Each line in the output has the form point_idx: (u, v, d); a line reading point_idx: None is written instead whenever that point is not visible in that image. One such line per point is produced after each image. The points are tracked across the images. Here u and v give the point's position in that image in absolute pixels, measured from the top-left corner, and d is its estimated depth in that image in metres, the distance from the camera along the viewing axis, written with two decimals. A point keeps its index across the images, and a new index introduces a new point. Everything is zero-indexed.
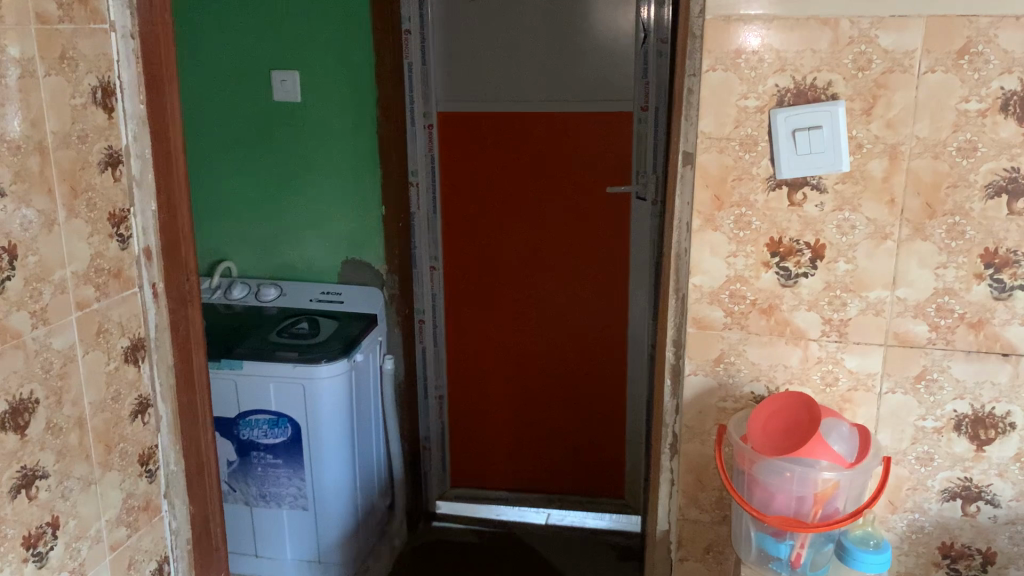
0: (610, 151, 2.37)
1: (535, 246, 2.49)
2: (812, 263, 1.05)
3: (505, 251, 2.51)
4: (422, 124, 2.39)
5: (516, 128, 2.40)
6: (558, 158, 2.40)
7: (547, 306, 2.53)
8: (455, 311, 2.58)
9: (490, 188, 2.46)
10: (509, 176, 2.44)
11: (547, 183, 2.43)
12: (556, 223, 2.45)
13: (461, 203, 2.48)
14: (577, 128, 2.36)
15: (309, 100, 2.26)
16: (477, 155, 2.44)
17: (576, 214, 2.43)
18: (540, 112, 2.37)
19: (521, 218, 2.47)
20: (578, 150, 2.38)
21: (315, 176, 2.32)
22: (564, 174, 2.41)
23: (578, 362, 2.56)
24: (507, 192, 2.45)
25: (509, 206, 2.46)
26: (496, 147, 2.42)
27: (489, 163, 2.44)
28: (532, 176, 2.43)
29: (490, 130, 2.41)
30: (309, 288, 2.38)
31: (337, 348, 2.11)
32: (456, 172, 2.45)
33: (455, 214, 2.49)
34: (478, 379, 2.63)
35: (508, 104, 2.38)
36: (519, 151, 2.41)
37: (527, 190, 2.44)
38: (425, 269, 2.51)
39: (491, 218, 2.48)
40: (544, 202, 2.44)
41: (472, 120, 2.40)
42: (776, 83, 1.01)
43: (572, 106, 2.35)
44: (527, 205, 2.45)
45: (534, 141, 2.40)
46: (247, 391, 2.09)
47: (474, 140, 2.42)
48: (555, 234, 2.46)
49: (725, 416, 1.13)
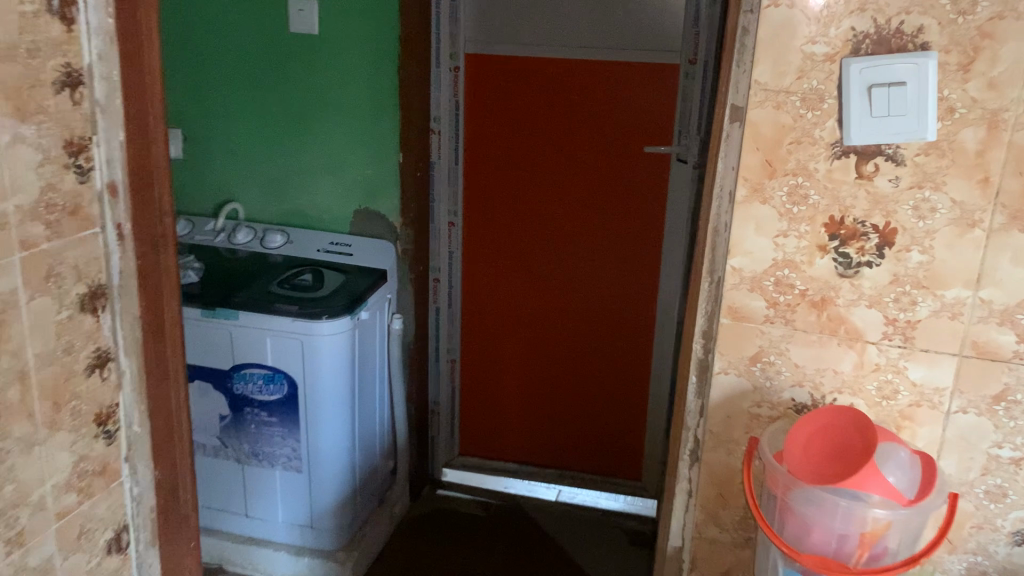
0: (651, 107, 2.17)
1: (563, 207, 2.30)
2: (879, 251, 0.87)
3: (530, 210, 2.33)
4: (448, 67, 2.21)
5: (549, 77, 2.20)
6: (593, 112, 2.21)
7: (571, 272, 2.35)
8: (474, 272, 2.41)
9: (516, 141, 2.28)
10: (539, 129, 2.25)
11: (580, 139, 2.23)
12: (588, 183, 2.27)
13: (486, 156, 2.30)
14: (615, 81, 2.17)
15: (326, 33, 2.09)
16: (506, 105, 2.25)
17: (610, 174, 2.24)
18: (576, 62, 2.17)
19: (549, 175, 2.28)
20: (616, 105, 2.19)
21: (329, 117, 2.16)
22: (599, 130, 2.22)
23: (600, 334, 2.40)
24: (536, 147, 2.27)
25: (538, 160, 2.28)
26: (526, 97, 2.23)
27: (518, 113, 2.25)
28: (563, 130, 2.24)
29: (522, 78, 2.22)
30: (318, 237, 2.23)
31: (342, 303, 1.96)
32: (482, 123, 2.28)
33: (479, 168, 2.32)
34: (494, 345, 2.47)
35: (541, 49, 2.18)
36: (551, 102, 2.22)
37: (557, 146, 2.26)
38: (443, 225, 2.36)
39: (517, 173, 2.30)
40: (576, 159, 2.25)
41: (504, 66, 2.22)
42: (852, 26, 0.82)
43: (611, 56, 2.15)
44: (558, 161, 2.27)
45: (568, 92, 2.20)
46: (243, 342, 1.95)
47: (504, 88, 2.24)
48: (586, 194, 2.28)
49: (756, 425, 0.95)
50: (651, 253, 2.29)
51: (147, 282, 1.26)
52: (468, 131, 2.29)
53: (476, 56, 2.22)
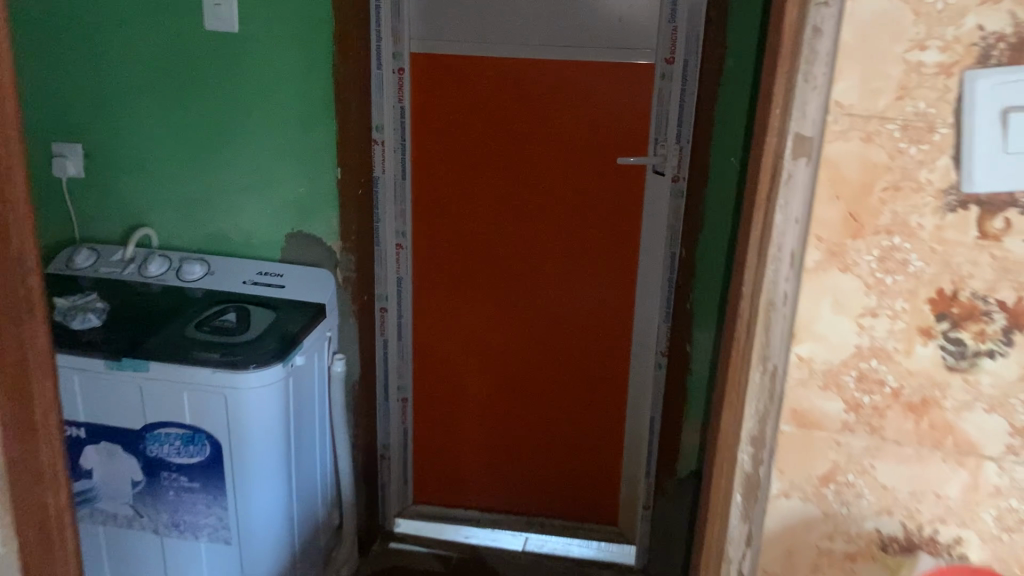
0: (623, 113, 1.92)
1: (528, 226, 2.04)
2: (1008, 336, 0.62)
3: (490, 230, 2.07)
4: (391, 68, 1.93)
5: (507, 80, 1.94)
6: (558, 120, 1.95)
7: (538, 297, 2.10)
8: (428, 299, 2.14)
9: (472, 152, 2.01)
10: (496, 139, 1.99)
11: (545, 150, 1.98)
12: (555, 199, 2.01)
13: (438, 169, 2.03)
14: (583, 85, 1.91)
15: (248, 30, 1.80)
16: (460, 113, 1.98)
17: (580, 188, 2.00)
18: (538, 62, 1.91)
19: (511, 191, 2.02)
20: (584, 111, 1.93)
21: (255, 127, 1.88)
22: (565, 139, 1.96)
23: (571, 365, 2.15)
24: (495, 159, 2.01)
25: (497, 174, 2.02)
26: (481, 103, 1.97)
27: (474, 121, 1.99)
28: (525, 140, 1.98)
29: (477, 82, 1.95)
30: (244, 266, 1.94)
31: (270, 348, 1.67)
32: (433, 133, 2.01)
33: (431, 183, 2.05)
34: (452, 380, 2.21)
35: (497, 48, 1.92)
36: (511, 109, 1.96)
37: (519, 158, 1.99)
38: (390, 248, 2.07)
39: (474, 189, 2.04)
40: (541, 172, 2.00)
41: (456, 67, 1.95)
42: (980, 24, 0.57)
43: (577, 55, 1.89)
44: (520, 175, 2.01)
45: (529, 98, 1.94)
46: (156, 397, 1.66)
47: (456, 92, 1.97)
48: (553, 211, 2.02)
49: (830, 565, 0.71)
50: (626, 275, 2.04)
51: (22, 431, 0.73)
52: (416, 142, 2.02)
53: (425, 56, 1.95)
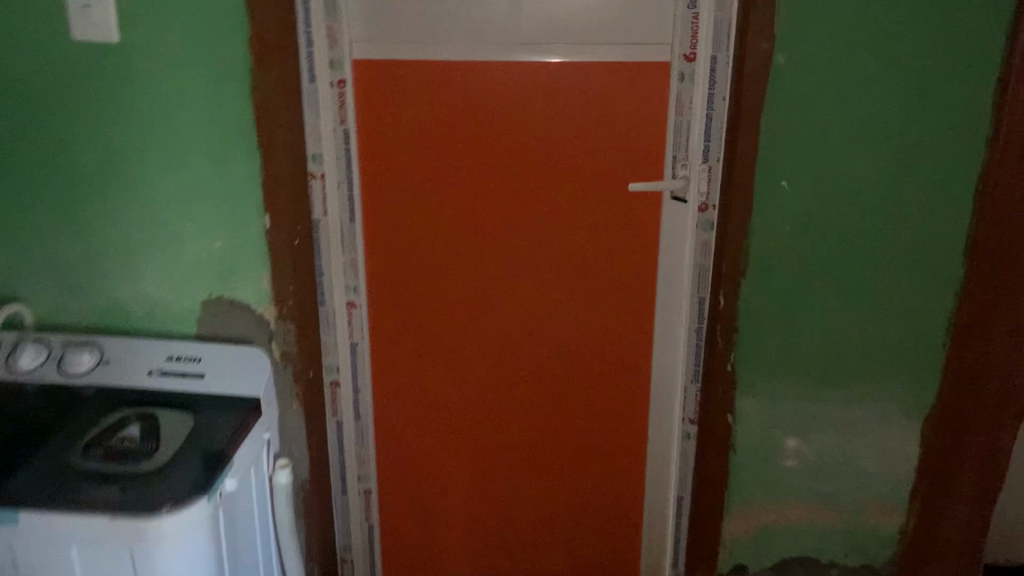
0: (629, 130, 1.50)
1: (520, 278, 1.62)
2: None
3: (471, 285, 1.64)
4: (327, 81, 1.50)
5: (483, 98, 1.50)
6: (550, 145, 1.53)
7: (537, 364, 1.68)
8: (397, 371, 1.71)
9: (443, 191, 1.58)
10: (473, 172, 1.56)
11: (536, 184, 1.55)
12: (552, 243, 1.59)
13: (403, 212, 1.60)
14: (577, 97, 1.49)
15: (133, 38, 1.34)
16: (425, 141, 1.55)
17: (583, 228, 1.58)
18: (522, 72, 1.48)
19: (497, 237, 1.60)
20: (582, 133, 1.51)
21: (151, 167, 1.42)
22: (560, 169, 1.54)
23: (580, 443, 1.74)
24: (473, 198, 1.58)
25: (478, 217, 1.59)
26: (451, 129, 1.53)
27: (443, 152, 1.55)
28: (510, 173, 1.55)
29: (444, 102, 1.51)
30: (149, 350, 1.47)
31: (191, 477, 1.21)
32: (391, 166, 1.57)
33: (394, 230, 1.61)
34: (434, 468, 1.78)
35: (469, 49, 1.48)
36: (490, 136, 1.53)
37: (505, 196, 1.57)
38: (339, 309, 1.64)
39: (450, 236, 1.61)
40: (534, 211, 1.57)
41: (415, 78, 1.51)
42: None
43: (568, 55, 1.47)
44: (507, 217, 1.58)
45: (514, 122, 1.52)
46: (35, 555, 1.18)
47: (417, 115, 1.53)
48: (550, 258, 1.60)
49: None
50: (641, 328, 1.64)
51: None
52: (368, 176, 1.58)
53: (374, 67, 1.51)
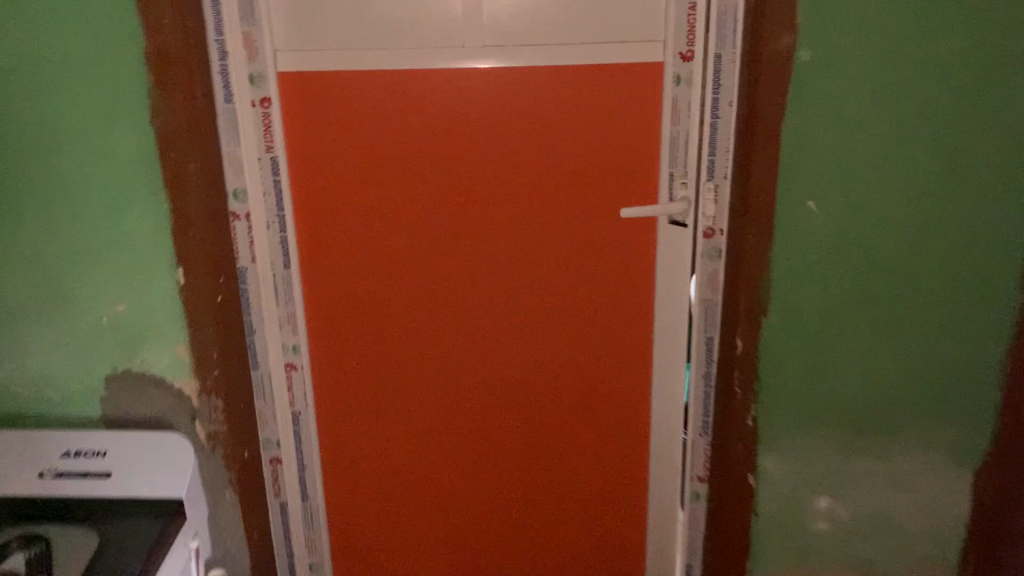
0: (616, 146, 1.26)
1: (494, 330, 1.36)
2: None
3: (437, 342, 1.37)
4: (247, 99, 1.22)
5: (441, 120, 1.24)
6: (524, 172, 1.27)
7: (518, 430, 1.42)
8: (352, 448, 1.43)
9: (397, 233, 1.31)
10: (433, 208, 1.30)
11: (509, 218, 1.30)
12: (530, 287, 1.34)
13: (350, 259, 1.33)
14: (554, 109, 1.24)
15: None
16: (372, 174, 1.28)
17: (566, 268, 1.33)
18: (486, 83, 1.23)
19: (464, 283, 1.34)
20: (561, 155, 1.27)
21: (30, 215, 1.14)
22: (537, 199, 1.29)
23: (571, 512, 1.48)
24: (434, 239, 1.31)
25: (440, 262, 1.33)
26: (403, 158, 1.27)
27: (395, 186, 1.28)
28: (478, 207, 1.29)
29: (394, 127, 1.25)
30: (39, 446, 1.16)
31: None
32: (333, 205, 1.30)
33: (339, 282, 1.34)
34: (401, 557, 1.50)
35: (420, 54, 1.21)
36: (451, 164, 1.27)
37: (472, 235, 1.31)
38: (278, 374, 1.36)
39: (408, 285, 1.34)
40: (507, 252, 1.32)
41: (357, 95, 1.23)
42: None
43: (541, 58, 1.21)
44: (476, 260, 1.32)
45: (479, 146, 1.26)
46: None
47: (362, 143, 1.26)
48: (529, 305, 1.35)
49: None
50: (638, 377, 1.40)
51: None
52: (304, 215, 1.30)
53: (305, 82, 1.23)
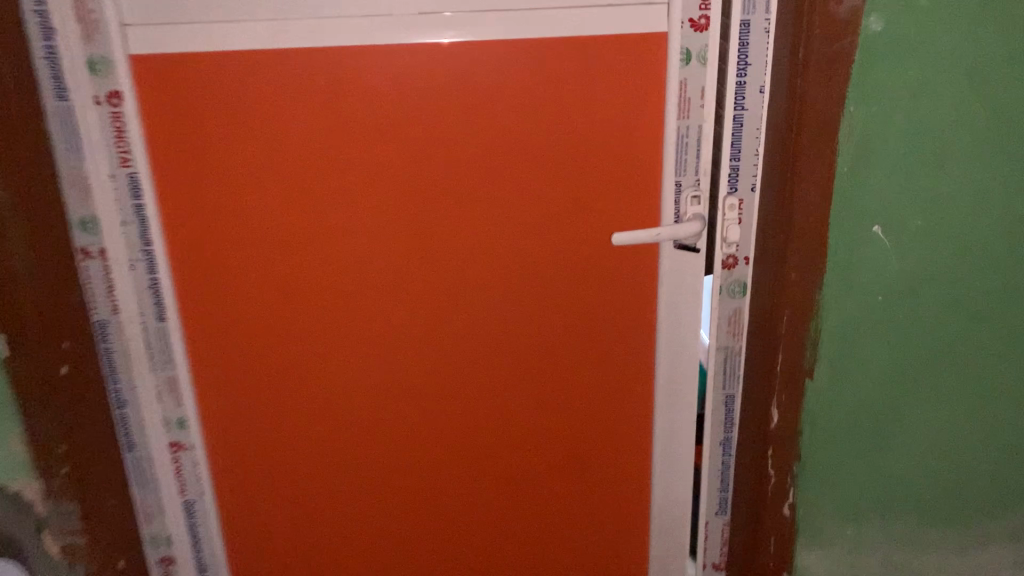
0: (602, 153, 0.92)
1: (450, 406, 1.03)
2: None
3: (376, 422, 1.03)
4: (89, 93, 0.87)
5: (365, 125, 0.90)
6: (480, 197, 0.93)
7: (488, 526, 1.09)
8: (269, 551, 1.10)
9: (313, 283, 0.96)
10: (360, 249, 0.95)
11: (464, 261, 0.96)
12: (497, 349, 1.00)
13: (250, 317, 0.98)
14: (517, 103, 0.90)
15: None
16: (274, 203, 0.93)
17: (538, 314, 0.99)
18: (425, 71, 0.88)
19: (408, 346, 1.00)
20: (530, 168, 0.92)
21: None
22: (500, 233, 0.95)
23: None
24: (364, 290, 0.97)
25: (374, 320, 0.98)
26: (314, 181, 0.92)
27: (306, 222, 0.94)
28: (422, 247, 0.95)
29: (300, 140, 0.90)
30: None
31: None
32: (222, 246, 0.95)
33: (238, 347, 0.99)
34: None
35: (334, 26, 0.86)
36: (382, 188, 0.93)
37: (416, 284, 0.97)
38: (161, 454, 1.03)
39: (328, 346, 0.99)
40: (458, 294, 0.98)
41: (245, 86, 0.88)
42: None
43: (503, 30, 0.87)
44: (421, 316, 0.98)
45: (418, 160, 0.91)
46: None
47: (255, 158, 0.91)
48: (495, 373, 1.01)
49: None
50: (631, 451, 1.07)
51: None
52: (178, 252, 0.95)
53: (168, 71, 0.87)
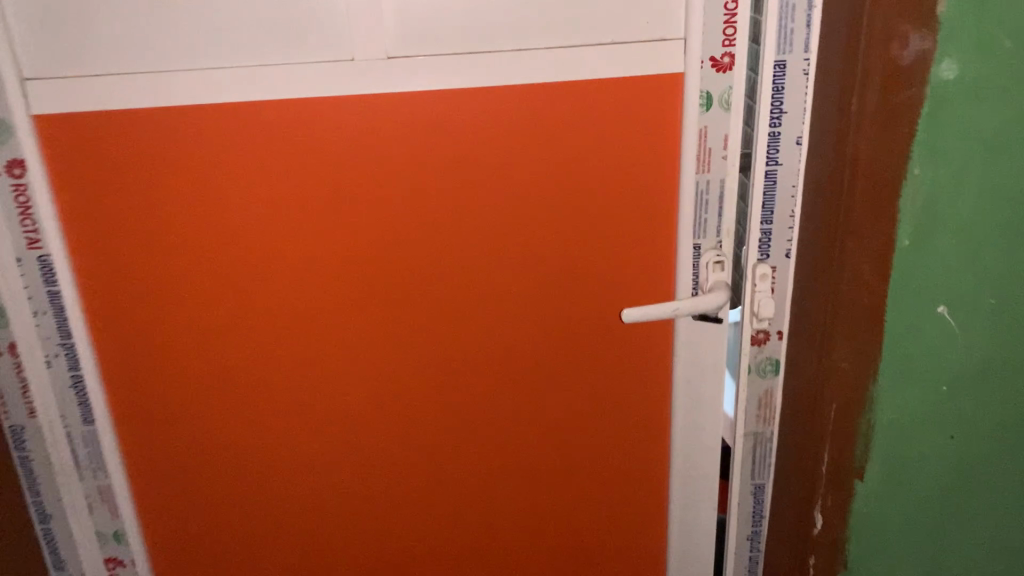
0: (607, 214, 0.78)
1: (440, 505, 0.90)
2: None
3: (352, 526, 0.90)
4: None
5: (326, 191, 0.75)
6: (466, 273, 0.79)
7: None
8: None
9: (273, 377, 0.82)
10: (327, 337, 0.81)
11: (450, 346, 0.82)
12: (491, 442, 0.87)
13: (199, 419, 0.83)
14: (508, 159, 0.75)
15: None
16: (221, 288, 0.78)
17: (533, 398, 0.85)
18: (394, 125, 0.73)
19: (389, 443, 0.86)
20: (522, 235, 0.78)
21: None
22: (491, 313, 0.81)
23: None
24: (329, 378, 0.83)
25: (346, 413, 0.84)
26: (267, 261, 0.77)
27: (259, 307, 0.79)
28: (401, 333, 0.81)
29: (248, 212, 0.75)
30: None
31: None
32: (159, 338, 0.80)
33: (188, 453, 0.85)
34: None
35: (281, 73, 0.70)
36: (349, 265, 0.78)
37: (395, 374, 0.83)
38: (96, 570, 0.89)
39: (289, 443, 0.85)
40: (440, 378, 0.84)
41: (178, 149, 0.73)
42: None
43: (485, 73, 0.72)
44: (402, 409, 0.85)
45: (389, 229, 0.77)
46: None
47: (195, 235, 0.76)
48: (490, 466, 0.88)
49: None
50: (642, 546, 0.94)
51: None
52: (105, 344, 0.80)
53: (79, 135, 0.71)
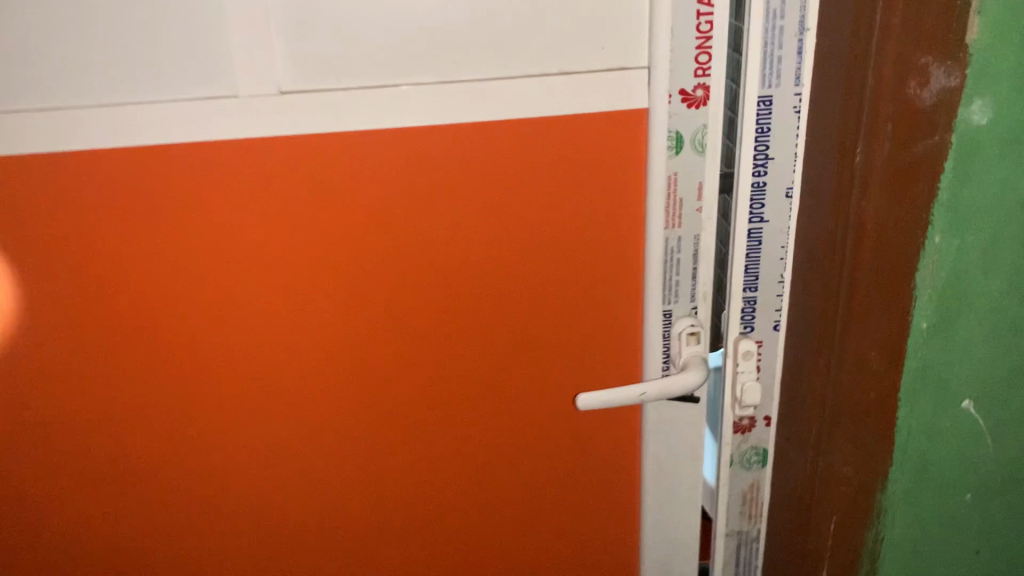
0: (559, 279, 0.65)
1: None
2: None
3: None
4: None
5: (213, 258, 0.61)
6: (394, 353, 0.66)
7: None
8: None
9: (165, 480, 0.68)
10: (226, 432, 0.67)
11: (377, 438, 0.69)
12: (431, 543, 0.74)
13: (75, 528, 0.69)
14: (435, 217, 0.62)
15: None
16: (87, 376, 0.64)
17: (475, 497, 0.72)
18: (292, 176, 0.59)
19: (303, 549, 0.73)
20: (459, 305, 0.65)
21: None
22: (425, 400, 0.68)
23: None
24: (228, 479, 0.69)
25: (249, 517, 0.71)
26: (145, 344, 0.63)
27: (137, 398, 0.65)
28: (317, 424, 0.68)
29: (116, 286, 0.61)
30: None
31: None
32: (20, 438, 0.66)
33: (69, 567, 0.71)
34: None
35: (146, 116, 0.56)
36: (246, 346, 0.64)
37: (312, 472, 0.69)
38: None
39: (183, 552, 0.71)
40: (363, 477, 0.70)
41: (23, 212, 0.58)
42: None
43: (404, 112, 0.58)
44: (318, 511, 0.71)
45: (293, 300, 0.63)
46: None
47: (51, 314, 0.62)
48: (430, 569, 0.75)
49: None
50: None
51: None
52: None
53: None
